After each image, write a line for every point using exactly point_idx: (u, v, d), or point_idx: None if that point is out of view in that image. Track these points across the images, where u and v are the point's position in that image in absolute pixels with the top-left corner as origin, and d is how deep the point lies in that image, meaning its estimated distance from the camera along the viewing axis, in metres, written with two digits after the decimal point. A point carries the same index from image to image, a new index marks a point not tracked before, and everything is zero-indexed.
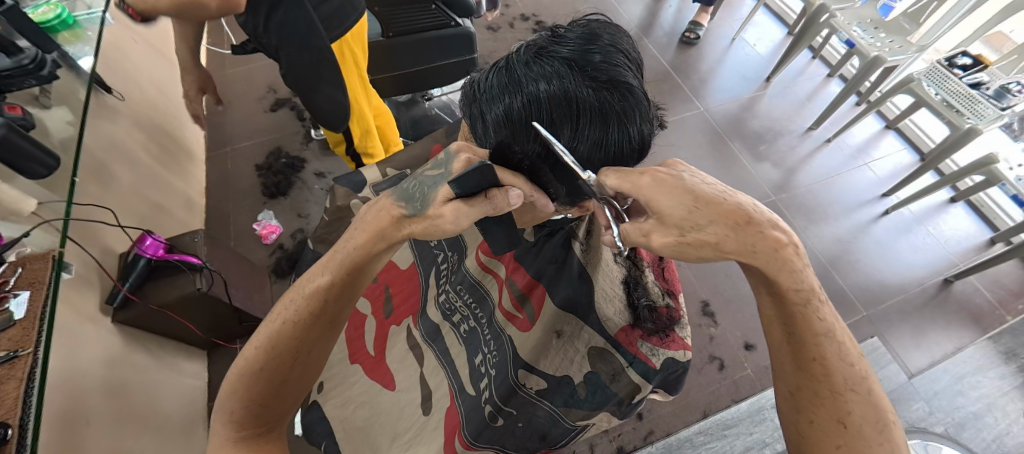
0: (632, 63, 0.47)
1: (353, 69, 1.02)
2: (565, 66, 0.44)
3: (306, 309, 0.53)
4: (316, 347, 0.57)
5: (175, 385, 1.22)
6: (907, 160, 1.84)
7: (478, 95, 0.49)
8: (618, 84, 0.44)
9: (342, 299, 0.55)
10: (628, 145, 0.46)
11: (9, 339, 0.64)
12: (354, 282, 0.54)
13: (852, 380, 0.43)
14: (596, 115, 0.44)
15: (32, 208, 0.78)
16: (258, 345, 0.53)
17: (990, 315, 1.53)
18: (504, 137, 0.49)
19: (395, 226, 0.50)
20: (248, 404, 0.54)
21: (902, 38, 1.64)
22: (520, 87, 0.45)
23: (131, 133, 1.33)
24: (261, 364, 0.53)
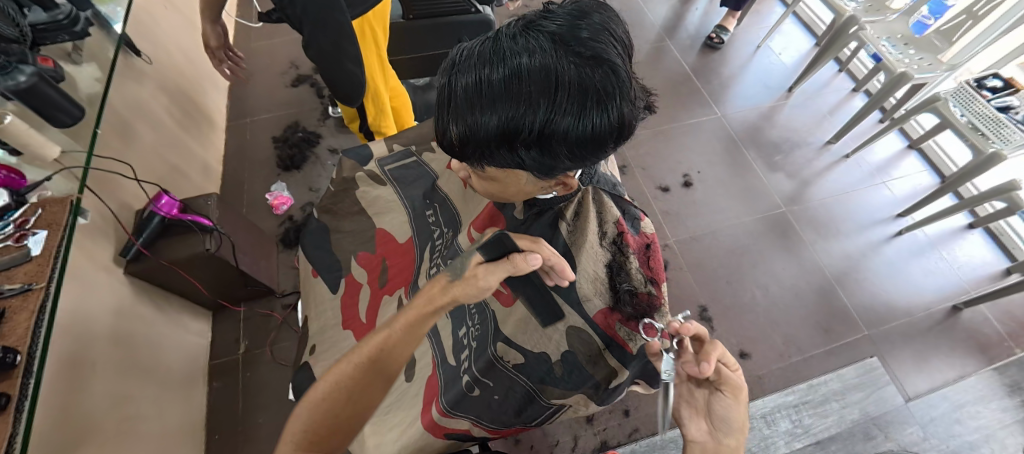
0: (621, 44, 0.43)
1: (371, 45, 1.05)
2: (549, 39, 0.40)
3: (371, 358, 0.52)
4: (374, 394, 0.53)
5: (179, 341, 1.27)
6: (927, 181, 1.80)
7: (453, 66, 0.44)
8: (604, 62, 0.40)
9: (403, 357, 0.54)
10: (608, 128, 0.42)
11: (25, 272, 0.68)
12: (417, 336, 0.53)
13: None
14: (575, 92, 0.39)
15: (53, 157, 0.81)
16: (316, 396, 0.51)
17: (998, 345, 1.49)
18: (473, 110, 0.43)
19: (441, 291, 0.53)
20: (302, 440, 0.51)
21: (932, 56, 1.59)
22: (498, 58, 0.41)
23: (156, 97, 1.38)
24: (320, 400, 0.51)
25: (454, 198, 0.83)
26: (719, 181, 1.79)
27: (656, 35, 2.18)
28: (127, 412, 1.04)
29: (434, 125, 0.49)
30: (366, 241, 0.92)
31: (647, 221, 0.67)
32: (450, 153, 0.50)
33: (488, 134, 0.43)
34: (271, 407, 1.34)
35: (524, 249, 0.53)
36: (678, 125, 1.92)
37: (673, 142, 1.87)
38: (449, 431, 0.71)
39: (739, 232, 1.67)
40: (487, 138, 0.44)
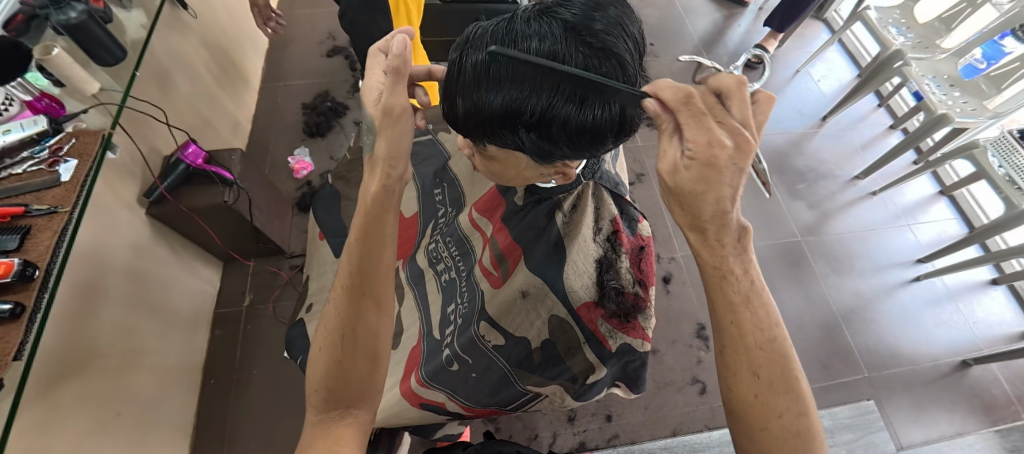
0: (631, 40, 0.45)
1: (404, 24, 1.01)
2: (561, 26, 0.42)
3: (344, 286, 0.57)
4: (367, 319, 0.56)
5: (189, 285, 1.33)
6: (953, 230, 1.74)
7: (467, 42, 0.46)
8: (611, 55, 0.43)
9: (370, 273, 0.57)
10: (606, 118, 0.45)
11: (53, 197, 0.72)
12: (376, 248, 0.57)
13: (763, 340, 0.48)
14: (580, 81, 0.42)
15: (92, 91, 0.85)
16: (318, 352, 0.56)
17: (1004, 408, 1.44)
18: (481, 87, 0.45)
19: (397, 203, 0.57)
20: (321, 390, 0.54)
21: (977, 101, 1.53)
22: (511, 40, 0.43)
23: (197, 50, 1.43)
24: (321, 346, 0.56)
25: (462, 178, 0.84)
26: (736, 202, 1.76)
27: (693, 49, 2.15)
28: (132, 344, 1.09)
29: (441, 98, 0.51)
30: None
31: (645, 223, 0.69)
32: (455, 126, 0.53)
33: (492, 111, 0.46)
34: (266, 361, 1.38)
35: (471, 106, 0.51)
36: None
37: None
38: (424, 401, 0.73)
39: None
40: (491, 115, 0.46)
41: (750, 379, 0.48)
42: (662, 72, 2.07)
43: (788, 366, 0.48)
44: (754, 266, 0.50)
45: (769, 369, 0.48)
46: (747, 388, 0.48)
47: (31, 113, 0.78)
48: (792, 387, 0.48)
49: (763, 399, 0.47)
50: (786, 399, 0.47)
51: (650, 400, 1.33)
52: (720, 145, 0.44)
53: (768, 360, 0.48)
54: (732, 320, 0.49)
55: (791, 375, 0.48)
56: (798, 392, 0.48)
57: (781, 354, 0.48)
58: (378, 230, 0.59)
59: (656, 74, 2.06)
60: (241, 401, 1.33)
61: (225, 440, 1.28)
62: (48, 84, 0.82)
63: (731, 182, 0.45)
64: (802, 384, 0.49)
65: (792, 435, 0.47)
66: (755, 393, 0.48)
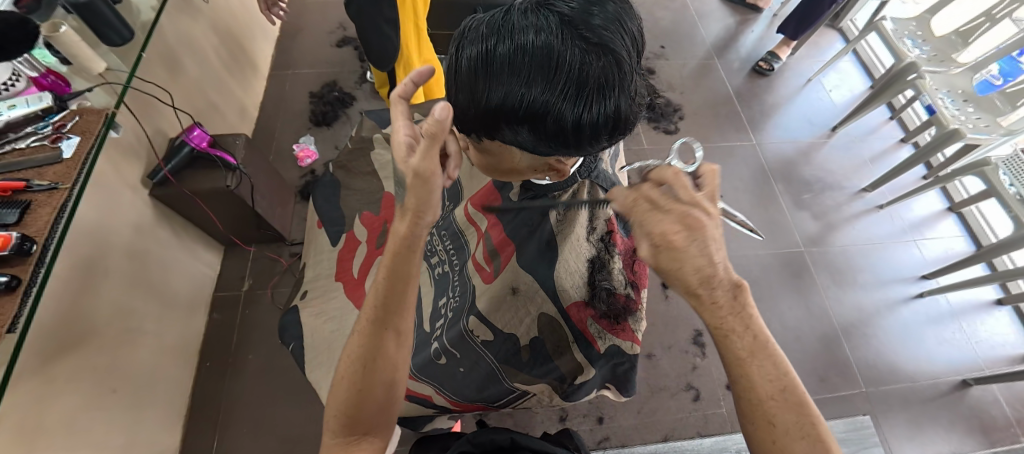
0: (631, 36, 0.45)
1: (410, 16, 1.08)
2: (557, 18, 0.42)
3: (369, 315, 0.54)
4: (389, 352, 0.54)
5: (190, 268, 1.34)
6: (960, 248, 1.72)
7: (465, 35, 0.46)
8: (608, 51, 0.42)
9: (395, 307, 0.54)
10: (601, 116, 0.44)
11: (54, 173, 0.73)
12: (401, 281, 0.54)
13: (774, 389, 0.46)
14: (574, 76, 0.42)
15: (99, 70, 0.86)
16: (338, 379, 0.54)
17: (1002, 430, 1.42)
18: (476, 80, 0.45)
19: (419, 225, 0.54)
20: (337, 416, 0.54)
21: (991, 118, 1.50)
22: (506, 31, 0.43)
23: (207, 34, 1.44)
24: (342, 374, 0.54)
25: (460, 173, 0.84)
26: (740, 210, 1.75)
27: (705, 53, 2.13)
28: (130, 324, 1.10)
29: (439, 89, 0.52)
30: (373, 202, 0.98)
31: None
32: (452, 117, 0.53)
33: (488, 105, 0.46)
34: (262, 346, 1.39)
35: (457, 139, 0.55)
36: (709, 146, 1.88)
37: None
38: (412, 393, 0.75)
39: (751, 264, 1.63)
40: (487, 109, 0.46)
41: (767, 428, 0.46)
42: (671, 75, 2.06)
43: (805, 410, 0.46)
44: (754, 321, 0.48)
45: (783, 417, 0.45)
46: (763, 435, 0.46)
47: (36, 89, 0.78)
48: (814, 433, 0.45)
49: (783, 447, 0.45)
50: (806, 446, 0.44)
51: (643, 404, 1.32)
52: (674, 229, 0.45)
53: (782, 410, 0.45)
54: (739, 370, 0.47)
55: (811, 418, 0.45)
56: (822, 435, 0.45)
57: (794, 398, 0.46)
58: (405, 266, 0.55)
59: (665, 77, 2.05)
60: (235, 385, 1.33)
61: (218, 423, 1.29)
62: (55, 61, 0.81)
63: (701, 255, 0.45)
64: (823, 426, 0.45)
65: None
66: (772, 439, 0.46)
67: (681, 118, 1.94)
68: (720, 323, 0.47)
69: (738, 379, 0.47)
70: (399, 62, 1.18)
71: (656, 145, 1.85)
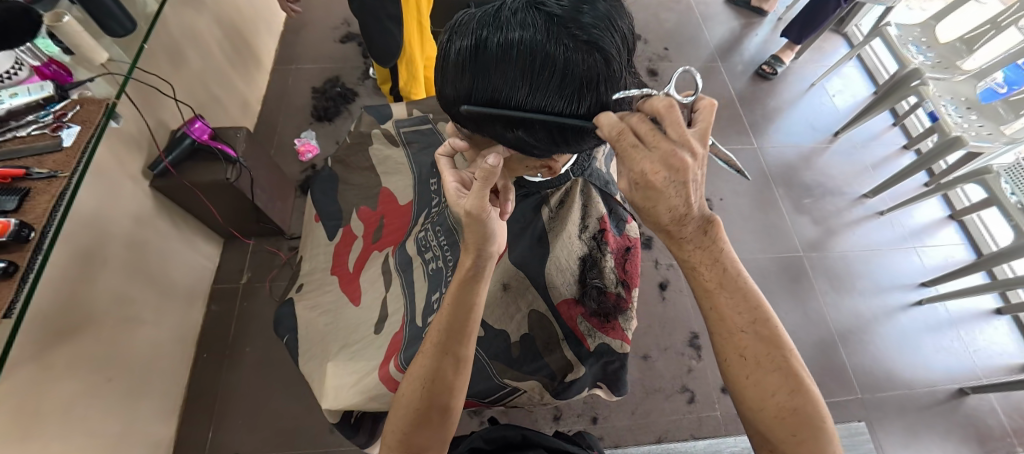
0: (620, 33, 0.47)
1: (413, 14, 1.08)
2: (547, 17, 0.44)
3: (433, 341, 0.57)
4: (449, 379, 0.56)
5: (189, 260, 1.35)
6: (960, 256, 1.71)
7: (457, 28, 0.49)
8: (597, 49, 0.45)
9: (456, 336, 0.56)
10: (588, 112, 0.48)
11: (54, 161, 0.74)
12: (464, 310, 0.57)
13: (746, 321, 0.55)
14: (563, 75, 0.45)
15: (101, 60, 0.86)
16: (400, 397, 0.58)
17: (998, 439, 1.41)
18: (467, 73, 0.48)
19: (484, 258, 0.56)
20: (398, 431, 0.57)
21: (994, 126, 1.50)
22: (497, 29, 0.45)
23: (211, 28, 1.44)
24: (403, 393, 0.58)
25: None
26: (740, 213, 1.74)
27: (708, 55, 2.13)
28: (129, 313, 1.11)
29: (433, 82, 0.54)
30: (371, 197, 0.99)
31: (632, 225, 0.74)
32: (446, 110, 0.56)
33: (479, 98, 0.49)
34: (259, 339, 1.40)
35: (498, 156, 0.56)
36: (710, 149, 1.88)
37: None
38: None
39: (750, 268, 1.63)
40: (478, 101, 0.49)
41: (743, 362, 0.54)
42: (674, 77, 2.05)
43: (774, 343, 0.54)
44: (723, 255, 0.55)
45: (754, 349, 0.54)
46: (738, 370, 0.55)
47: (39, 78, 0.79)
48: (782, 363, 0.54)
49: (755, 379, 0.54)
50: (776, 376, 0.53)
51: (637, 406, 1.32)
52: (655, 169, 0.45)
53: (755, 344, 0.54)
54: (712, 309, 0.56)
55: (780, 352, 0.54)
56: (790, 368, 0.54)
57: (765, 332, 0.55)
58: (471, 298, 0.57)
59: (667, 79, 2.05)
60: (231, 376, 1.34)
61: (214, 414, 1.30)
62: (58, 52, 0.82)
63: (676, 195, 0.46)
64: (792, 360, 0.54)
65: (788, 407, 0.52)
66: (745, 374, 0.54)
67: None
68: (688, 260, 0.55)
69: (713, 317, 0.56)
70: (402, 58, 1.16)
71: None
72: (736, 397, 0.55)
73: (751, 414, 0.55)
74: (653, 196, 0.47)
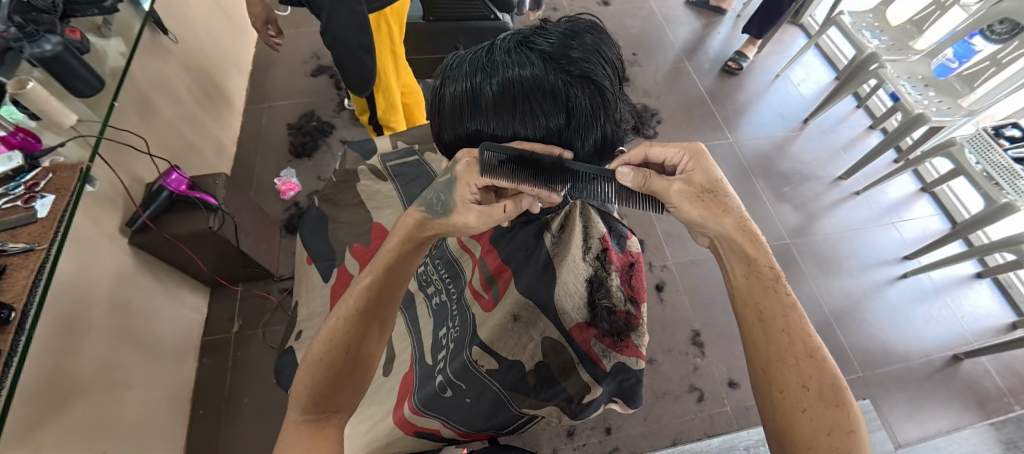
0: (610, 65, 0.53)
1: (386, 43, 1.12)
2: (539, 57, 0.50)
3: (358, 303, 0.57)
4: (371, 342, 0.57)
5: (176, 315, 1.30)
6: (937, 226, 1.77)
7: (451, 72, 0.54)
8: (591, 82, 0.50)
9: (385, 299, 0.58)
10: (589, 142, 0.53)
11: (30, 233, 0.70)
12: (398, 277, 0.59)
13: (810, 349, 0.51)
14: (561, 107, 0.50)
15: (70, 123, 0.83)
16: (315, 355, 0.55)
17: (996, 401, 1.45)
18: (464, 110, 0.53)
19: (419, 228, 0.61)
20: (312, 392, 0.54)
21: (952, 100, 1.56)
22: (492, 69, 0.51)
23: (179, 74, 1.42)
24: (321, 354, 0.55)
25: None
26: None
27: (675, 57, 2.18)
28: (116, 379, 1.06)
29: (429, 123, 0.60)
30: (363, 233, 0.98)
31: (633, 241, 0.77)
32: (446, 148, 0.62)
33: (485, 135, 0.54)
34: (257, 388, 1.35)
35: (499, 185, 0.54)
36: None
37: None
38: (419, 429, 0.70)
39: None
40: (484, 138, 0.54)
41: (798, 391, 0.50)
42: (646, 80, 2.10)
43: (833, 376, 0.51)
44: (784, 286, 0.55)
45: (817, 380, 0.50)
46: (793, 401, 0.50)
47: (5, 149, 0.77)
48: (841, 399, 0.49)
49: (811, 413, 0.49)
50: (836, 412, 0.49)
51: (649, 411, 1.32)
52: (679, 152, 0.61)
53: (814, 374, 0.50)
54: (777, 328, 0.53)
55: (838, 386, 0.50)
56: (846, 407, 0.50)
57: (824, 363, 0.51)
58: (407, 265, 0.61)
59: (639, 83, 2.09)
60: (231, 431, 1.29)
61: None
62: (24, 117, 0.80)
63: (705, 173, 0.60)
64: (850, 399, 0.50)
65: (841, 449, 0.47)
66: (801, 407, 0.50)
67: (658, 122, 1.97)
68: (773, 269, 0.56)
69: (782, 340, 0.52)
70: (377, 87, 1.19)
71: None
72: (781, 428, 0.50)
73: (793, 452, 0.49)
74: (711, 178, 0.58)
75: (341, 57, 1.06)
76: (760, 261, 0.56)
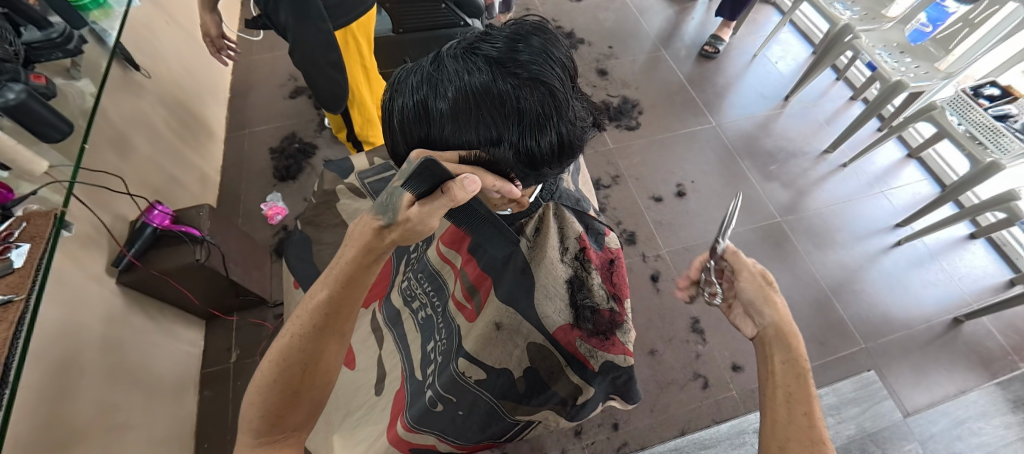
0: (560, 64, 0.52)
1: (356, 58, 1.11)
2: (486, 63, 0.50)
3: (310, 322, 0.55)
4: (327, 357, 0.58)
5: (172, 350, 1.30)
6: (926, 191, 1.77)
7: (401, 85, 0.54)
8: (541, 83, 0.50)
9: (341, 315, 0.57)
10: (544, 144, 0.52)
11: (7, 284, 0.69)
12: (355, 293, 0.56)
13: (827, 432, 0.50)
14: (512, 111, 0.50)
15: (43, 169, 0.83)
16: (267, 379, 0.55)
17: (1001, 360, 1.45)
18: (418, 122, 0.53)
19: (378, 237, 0.53)
20: (267, 413, 0.56)
21: (929, 65, 1.56)
22: (438, 79, 0.51)
23: (155, 108, 1.41)
24: (274, 375, 0.55)
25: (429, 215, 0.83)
26: (713, 190, 1.78)
27: (652, 45, 2.19)
28: (116, 420, 1.05)
29: (383, 136, 0.59)
30: None
31: (611, 236, 0.74)
32: (399, 160, 0.61)
33: (442, 145, 0.54)
34: None
35: (457, 173, 0.50)
36: (673, 135, 1.91)
37: (668, 152, 1.86)
38: (414, 446, 0.75)
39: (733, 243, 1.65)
40: (441, 148, 0.54)
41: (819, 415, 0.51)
42: (624, 72, 2.10)
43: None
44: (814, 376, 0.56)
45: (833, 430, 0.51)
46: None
47: None
48: None
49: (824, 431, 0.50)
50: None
51: (655, 402, 1.32)
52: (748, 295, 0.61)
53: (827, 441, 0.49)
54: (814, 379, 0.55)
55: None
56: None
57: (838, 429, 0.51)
58: (364, 276, 0.56)
59: (618, 75, 2.09)
60: None
61: None
62: None
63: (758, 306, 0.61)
64: None
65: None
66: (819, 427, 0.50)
67: (640, 113, 1.97)
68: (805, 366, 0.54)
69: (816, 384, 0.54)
70: (352, 103, 1.20)
71: (621, 144, 1.87)
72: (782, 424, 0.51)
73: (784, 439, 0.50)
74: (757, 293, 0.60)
75: (312, 77, 1.06)
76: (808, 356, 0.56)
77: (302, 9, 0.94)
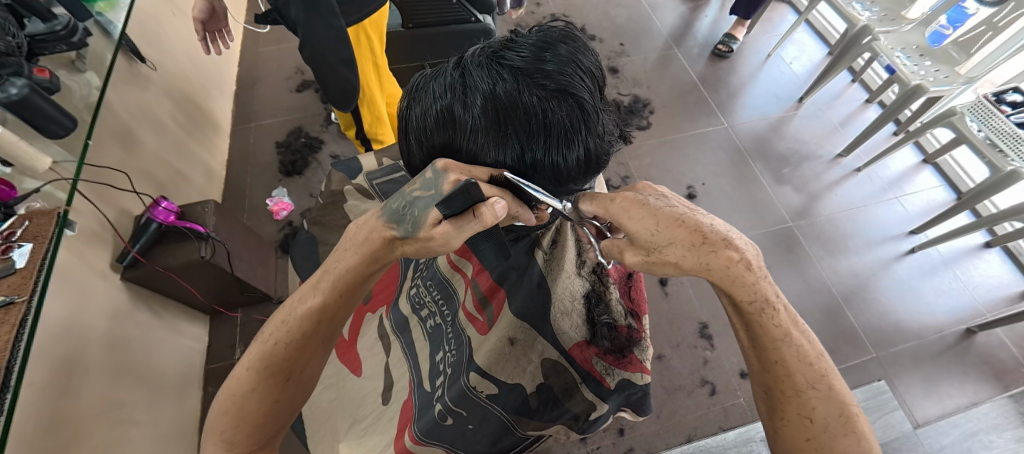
0: (588, 74, 0.50)
1: (367, 54, 1.09)
2: (512, 73, 0.48)
3: (298, 329, 0.54)
4: (311, 363, 0.58)
5: (176, 346, 1.29)
6: (942, 198, 1.73)
7: (422, 92, 0.52)
8: (569, 95, 0.48)
9: (332, 322, 0.56)
10: (571, 159, 0.51)
11: (9, 285, 0.68)
12: (349, 302, 0.55)
13: (813, 378, 0.51)
14: (538, 125, 0.48)
15: (46, 166, 0.81)
16: (246, 388, 0.54)
17: (1014, 372, 1.42)
18: (440, 134, 0.51)
19: (387, 248, 0.51)
20: (241, 424, 0.56)
21: (949, 69, 1.51)
22: (463, 89, 0.49)
23: (161, 101, 1.40)
24: (252, 385, 0.54)
25: None
26: (723, 193, 1.75)
27: (664, 43, 2.15)
28: (120, 417, 1.04)
29: (399, 144, 0.58)
30: None
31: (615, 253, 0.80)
32: (415, 171, 0.60)
33: (465, 158, 0.52)
34: None
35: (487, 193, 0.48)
36: (684, 135, 1.88)
37: (679, 153, 1.83)
38: None
39: None
40: (463, 161, 0.52)
41: (804, 366, 0.51)
42: (635, 71, 2.06)
43: (842, 404, 0.51)
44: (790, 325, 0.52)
45: (811, 374, 0.51)
46: (797, 432, 0.51)
47: None
48: (851, 427, 0.50)
49: (806, 381, 0.51)
50: (847, 440, 0.49)
51: (661, 408, 1.30)
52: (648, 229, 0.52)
53: (806, 390, 0.51)
54: (782, 330, 0.52)
55: (849, 414, 0.51)
56: (857, 433, 0.50)
57: (823, 372, 0.52)
58: (361, 284, 0.55)
59: (629, 72, 2.06)
60: None
61: None
62: None
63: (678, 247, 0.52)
64: (858, 425, 0.51)
65: (816, 410, 0.50)
66: (789, 371, 0.52)
67: (651, 113, 1.94)
68: (752, 301, 0.52)
69: (778, 332, 0.52)
70: (361, 100, 1.18)
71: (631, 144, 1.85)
72: (767, 370, 0.53)
73: (767, 388, 0.54)
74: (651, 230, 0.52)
75: (321, 74, 1.04)
76: (763, 293, 0.52)
77: (313, 5, 0.91)
